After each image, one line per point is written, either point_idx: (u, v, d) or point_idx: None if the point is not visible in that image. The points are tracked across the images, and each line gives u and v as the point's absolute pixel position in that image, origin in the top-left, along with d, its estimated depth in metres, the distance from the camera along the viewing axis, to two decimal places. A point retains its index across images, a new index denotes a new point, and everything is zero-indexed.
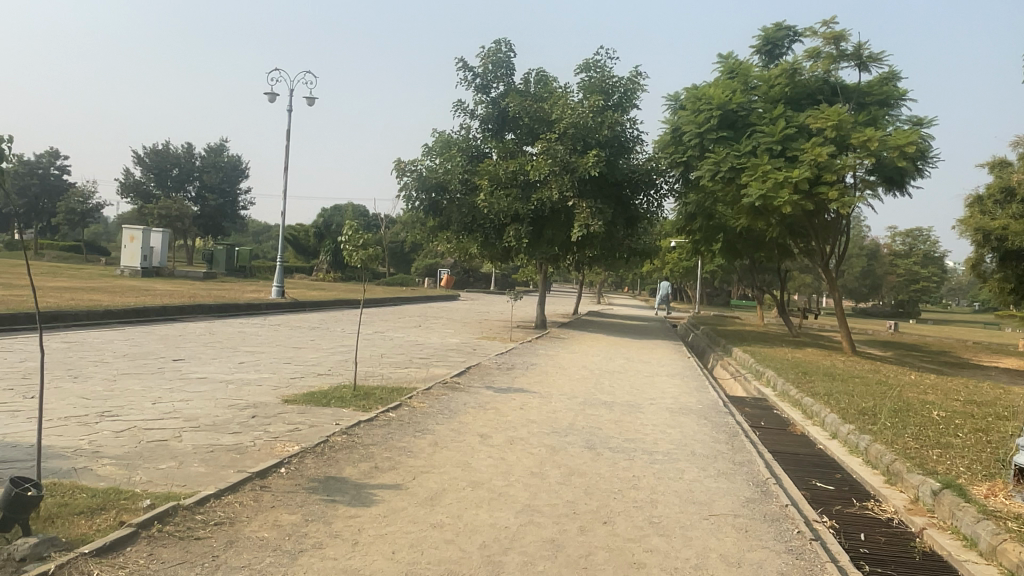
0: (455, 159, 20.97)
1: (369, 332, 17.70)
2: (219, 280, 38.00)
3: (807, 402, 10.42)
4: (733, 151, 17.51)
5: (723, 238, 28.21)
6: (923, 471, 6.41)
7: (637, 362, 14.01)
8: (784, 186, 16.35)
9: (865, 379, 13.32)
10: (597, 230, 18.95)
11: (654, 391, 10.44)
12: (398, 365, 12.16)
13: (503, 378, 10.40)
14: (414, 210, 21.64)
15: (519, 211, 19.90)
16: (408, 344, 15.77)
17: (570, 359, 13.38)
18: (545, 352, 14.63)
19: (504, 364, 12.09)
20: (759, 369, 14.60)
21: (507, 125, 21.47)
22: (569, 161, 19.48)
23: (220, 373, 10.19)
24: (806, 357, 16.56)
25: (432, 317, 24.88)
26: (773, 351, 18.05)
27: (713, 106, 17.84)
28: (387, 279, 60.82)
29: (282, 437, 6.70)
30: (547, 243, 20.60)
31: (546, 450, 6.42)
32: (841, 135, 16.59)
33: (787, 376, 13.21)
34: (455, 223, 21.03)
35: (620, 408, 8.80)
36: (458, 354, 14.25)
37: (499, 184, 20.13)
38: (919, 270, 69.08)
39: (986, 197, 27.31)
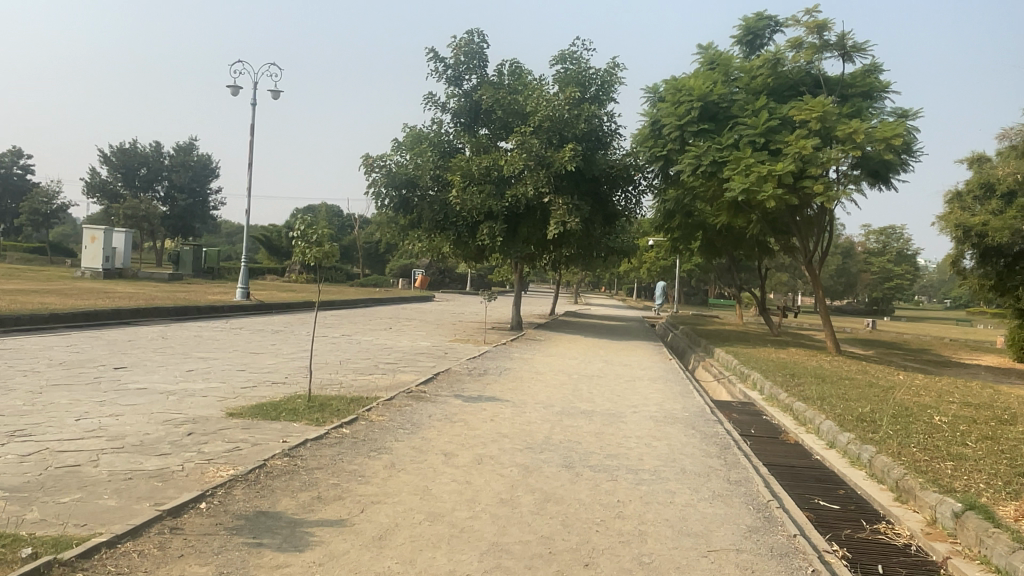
0: (426, 154, 20.15)
1: (335, 335, 16.83)
2: (185, 282, 36.81)
3: (799, 408, 9.76)
4: (715, 144, 16.87)
5: (702, 236, 27.65)
6: (939, 489, 5.74)
7: (617, 365, 13.30)
8: (768, 180, 15.76)
9: (855, 381, 12.73)
10: (574, 227, 18.25)
11: (636, 397, 9.72)
12: (362, 371, 11.31)
13: (474, 385, 9.61)
14: (384, 207, 20.77)
15: (493, 207, 19.12)
16: (376, 348, 14.92)
17: (547, 363, 12.63)
18: (521, 355, 13.87)
19: (476, 369, 11.31)
20: (744, 372, 13.95)
21: (480, 119, 20.69)
22: (545, 156, 18.75)
23: (163, 383, 9.29)
24: (792, 358, 15.96)
25: (404, 319, 24.02)
26: (756, 352, 17.45)
27: (693, 98, 17.21)
28: (361, 280, 59.76)
29: (217, 459, 5.86)
30: (522, 242, 19.84)
31: (519, 471, 5.66)
32: (826, 127, 16.05)
33: (775, 379, 12.57)
34: (426, 221, 20.20)
35: (601, 418, 8.06)
36: (428, 358, 13.44)
37: (472, 179, 19.35)
38: (892, 269, 69.47)
39: (965, 193, 27.03)
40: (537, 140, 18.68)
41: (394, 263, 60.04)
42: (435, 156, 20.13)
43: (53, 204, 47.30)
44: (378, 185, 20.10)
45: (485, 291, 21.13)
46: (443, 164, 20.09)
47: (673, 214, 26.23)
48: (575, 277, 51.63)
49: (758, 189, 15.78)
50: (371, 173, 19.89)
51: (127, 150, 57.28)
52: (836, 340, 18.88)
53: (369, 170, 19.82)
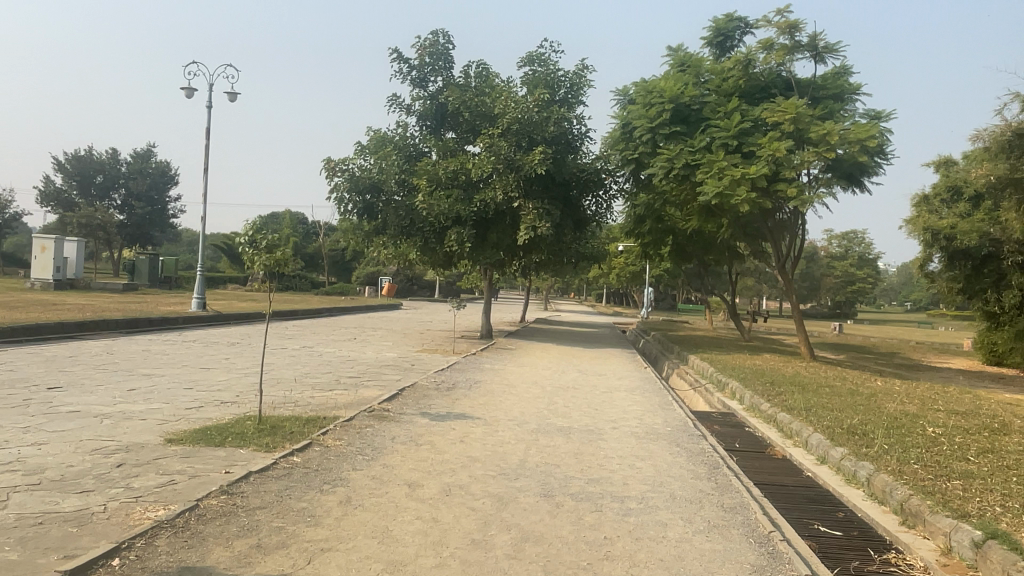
0: (390, 158, 19.44)
1: (296, 347, 16.05)
2: (142, 292, 35.53)
3: (784, 419, 9.26)
4: (687, 147, 16.41)
5: (673, 241, 27.29)
6: (952, 514, 5.24)
7: (591, 375, 12.75)
8: (742, 183, 15.36)
9: (836, 388, 12.31)
10: (544, 232, 17.68)
11: (614, 411, 9.17)
12: (322, 387, 10.59)
13: (442, 401, 8.97)
14: (347, 213, 19.99)
15: (461, 213, 18.45)
16: (339, 360, 14.17)
17: (518, 375, 12.02)
18: (491, 366, 13.24)
19: (444, 383, 10.65)
20: (722, 380, 13.48)
21: (446, 122, 20.04)
22: (513, 159, 18.16)
23: (101, 405, 8.49)
24: (768, 365, 15.54)
25: (369, 328, 23.24)
26: (731, 358, 17.05)
27: (665, 99, 16.74)
28: (326, 289, 58.64)
29: (150, 497, 5.15)
30: (491, 248, 19.21)
31: (492, 503, 5.05)
32: (799, 129, 15.71)
33: (754, 388, 12.09)
34: (391, 227, 19.46)
35: (578, 436, 7.47)
36: (394, 371, 12.75)
37: (438, 183, 18.68)
38: (855, 273, 70.38)
39: (932, 197, 27.27)
40: (505, 143, 18.08)
41: (359, 270, 59.00)
42: (400, 160, 19.43)
43: (3, 213, 45.58)
44: (341, 190, 19.32)
45: (452, 298, 20.48)
46: (408, 168, 19.40)
47: (644, 219, 25.83)
48: (543, 283, 51.19)
49: (731, 193, 15.35)
50: (333, 177, 19.10)
51: (82, 156, 55.48)
52: (811, 346, 18.56)
53: (331, 174, 19.03)
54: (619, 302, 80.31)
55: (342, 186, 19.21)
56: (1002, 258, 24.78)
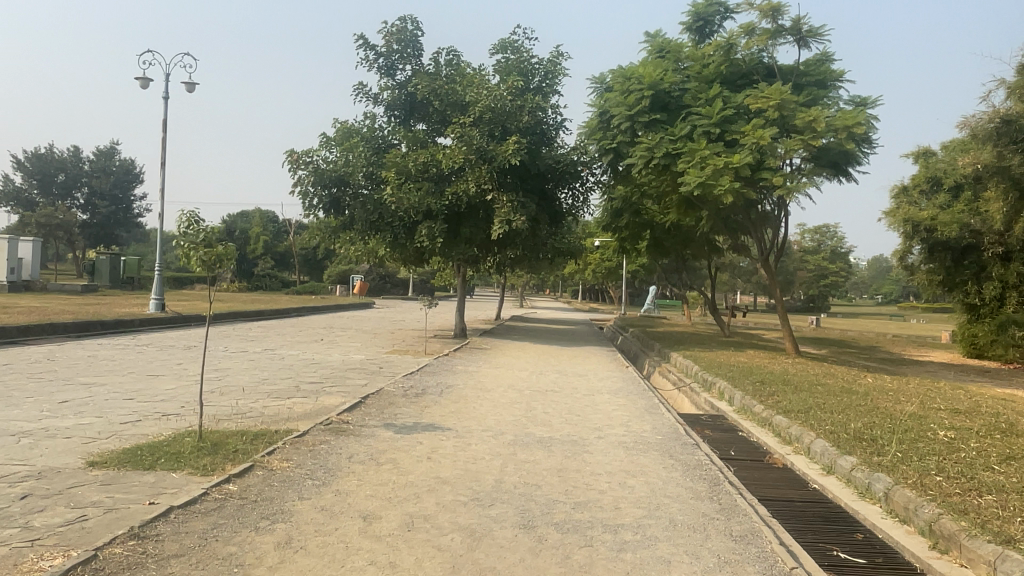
0: (357, 150, 18.50)
1: (258, 351, 15.10)
2: (102, 294, 34.17)
3: (781, 423, 8.57)
4: (668, 135, 15.66)
5: (650, 235, 26.62)
6: (994, 538, 4.55)
7: (571, 377, 12.00)
8: (726, 173, 14.69)
9: (829, 387, 11.67)
10: (520, 226, 16.88)
11: (599, 417, 8.40)
12: (279, 395, 9.69)
13: (410, 410, 8.13)
14: (312, 208, 19.00)
15: (432, 206, 17.59)
16: (302, 364, 13.26)
17: (494, 378, 11.23)
18: (464, 367, 12.42)
19: (413, 387, 9.80)
20: (707, 379, 12.81)
21: (416, 113, 19.15)
22: (486, 149, 17.32)
23: (23, 421, 7.52)
24: (755, 363, 14.89)
25: (338, 329, 22.30)
26: (714, 355, 16.43)
27: (644, 86, 15.98)
28: (298, 288, 57.39)
29: (49, 541, 4.26)
30: (464, 243, 18.37)
31: (462, 539, 4.24)
32: (783, 116, 15.09)
33: (743, 387, 11.42)
34: (359, 223, 18.52)
35: (560, 448, 6.70)
36: (360, 375, 11.87)
37: (408, 176, 17.80)
38: (828, 267, 70.56)
39: (912, 188, 26.93)
40: (477, 133, 17.24)
41: (330, 269, 57.76)
42: (368, 152, 18.50)
43: None
44: (305, 184, 18.31)
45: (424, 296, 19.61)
46: (377, 161, 18.48)
47: (621, 213, 25.14)
48: (518, 280, 50.41)
49: (715, 183, 14.67)
50: (296, 171, 18.10)
51: (42, 154, 53.62)
52: (795, 341, 17.97)
53: (294, 167, 18.02)
54: (595, 298, 79.79)
55: (307, 180, 18.21)
56: (982, 250, 24.55)
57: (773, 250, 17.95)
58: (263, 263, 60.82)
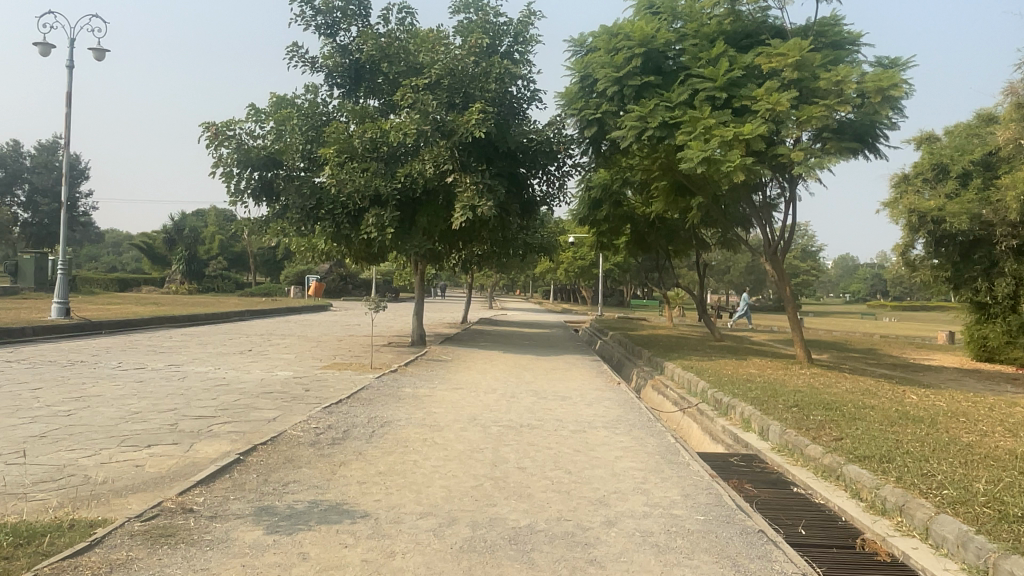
0: (291, 124, 15.46)
1: (161, 367, 12.11)
2: (22, 297, 30.56)
3: (866, 483, 5.83)
4: (663, 101, 12.92)
5: (632, 229, 23.97)
6: None
7: (552, 402, 9.26)
8: (736, 145, 12.08)
9: (886, 412, 9.02)
10: (486, 213, 14.07)
11: (599, 477, 5.66)
12: (138, 441, 6.74)
13: (314, 474, 5.27)
14: (239, 194, 15.94)
15: (381, 190, 14.67)
16: (207, 386, 10.30)
17: (450, 406, 8.45)
18: (412, 390, 9.55)
19: (335, 424, 6.93)
20: (722, 401, 10.10)
21: (363, 83, 16.22)
22: (445, 122, 14.46)
23: None
24: (774, 377, 12.24)
25: (276, 336, 19.29)
26: (715, 366, 13.83)
27: (633, 43, 13.21)
28: (252, 289, 53.95)
29: None
30: (419, 234, 15.40)
31: None
32: (801, 79, 12.54)
33: (778, 414, 8.72)
34: (291, 212, 15.45)
35: (551, 556, 3.93)
36: (274, 404, 8.92)
37: (351, 155, 14.89)
38: (800, 265, 68.60)
39: (913, 175, 24.65)
40: (433, 103, 14.38)
41: (287, 270, 54.35)
42: (304, 127, 15.51)
43: None
44: (229, 164, 15.24)
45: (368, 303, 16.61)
46: (315, 137, 15.53)
47: (599, 203, 22.36)
48: (485, 279, 47.54)
49: (722, 158, 12.02)
50: (217, 148, 15.03)
51: None
52: (807, 347, 15.34)
53: (212, 144, 14.94)
54: (565, 298, 77.22)
55: (231, 159, 15.15)
56: (994, 242, 22.32)
57: (784, 241, 15.29)
58: (215, 263, 57.10)
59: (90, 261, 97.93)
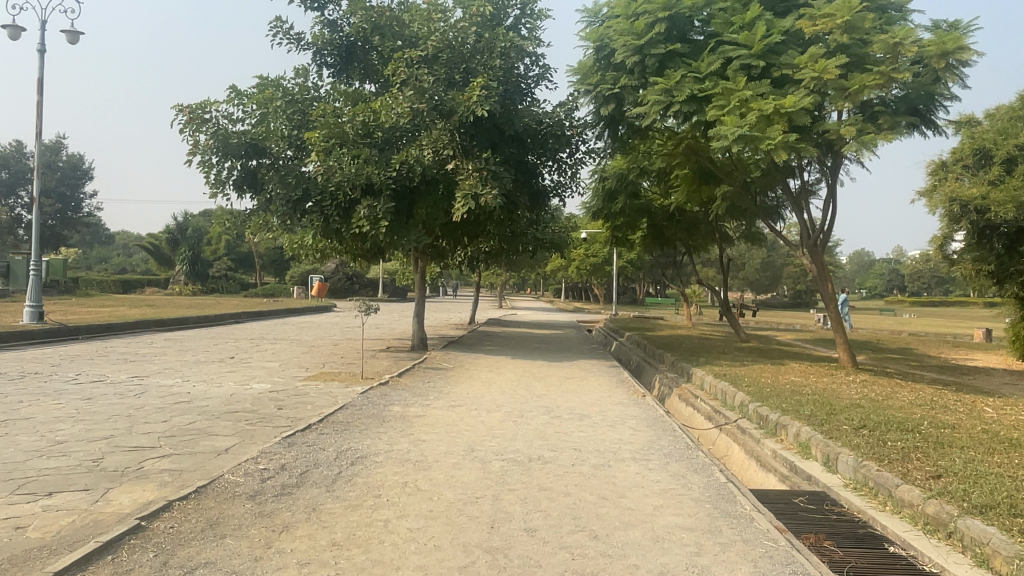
0: (274, 107, 13.94)
1: (123, 380, 10.65)
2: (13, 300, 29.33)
3: (1001, 549, 4.25)
4: (691, 72, 11.33)
5: (649, 223, 22.35)
6: None
7: (568, 423, 7.73)
8: (777, 120, 10.52)
9: (975, 434, 7.41)
10: (490, 202, 12.53)
11: (637, 545, 4.13)
12: (39, 487, 5.24)
13: (240, 551, 3.76)
14: (221, 185, 14.48)
15: (373, 178, 13.15)
16: (163, 403, 8.80)
17: (444, 432, 6.94)
18: (401, 409, 8.01)
19: (292, 461, 5.41)
20: (770, 418, 8.51)
21: (355, 62, 14.72)
22: (444, 101, 12.95)
23: None
24: (823, 388, 10.64)
25: (266, 341, 17.83)
26: (751, 372, 12.23)
27: (656, 6, 11.61)
28: (258, 290, 52.71)
29: None
30: (416, 227, 13.85)
31: None
32: (849, 45, 10.95)
33: (844, 438, 7.14)
34: (273, 204, 13.92)
35: None
36: (234, 429, 7.42)
37: (341, 140, 13.41)
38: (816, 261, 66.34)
39: (952, 162, 22.95)
40: (431, 80, 12.88)
41: (291, 270, 52.96)
42: (289, 110, 14.00)
43: None
44: (206, 152, 13.76)
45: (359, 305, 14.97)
46: (303, 121, 14.05)
47: (614, 195, 20.82)
48: (493, 277, 45.97)
49: (760, 135, 10.45)
50: (192, 133, 13.49)
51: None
52: (852, 351, 13.70)
53: (186, 129, 13.43)
54: (577, 297, 75.60)
55: (207, 146, 13.62)
56: None
57: (824, 231, 13.65)
58: (220, 263, 55.93)
59: (98, 263, 97.18)
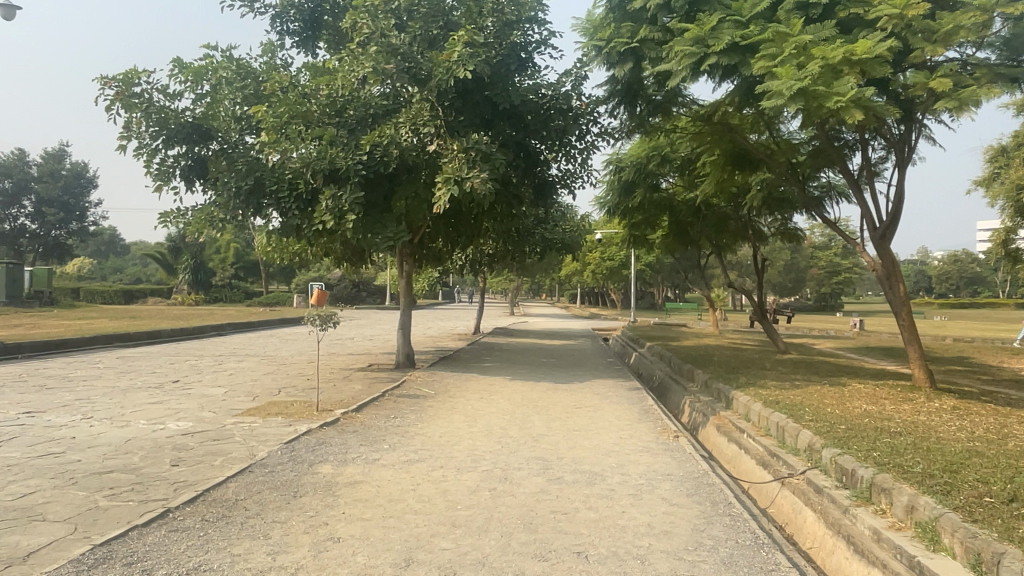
0: (224, 80, 11.63)
1: (9, 417, 8.37)
2: None
3: None
4: (730, 16, 8.88)
5: (672, 219, 19.84)
6: None
7: (570, 492, 5.29)
8: (846, 72, 8.11)
9: None
10: (478, 187, 10.11)
11: None
12: None
13: None
14: (166, 176, 12.22)
15: (337, 161, 10.77)
16: (20, 456, 6.46)
17: (377, 517, 4.52)
18: (334, 470, 5.62)
19: None
20: (860, 476, 6.03)
21: (322, 26, 12.46)
22: (422, 66, 10.62)
23: None
24: (912, 423, 8.09)
25: (235, 358, 15.51)
26: (808, 397, 9.70)
27: None
28: (262, 298, 50.69)
29: None
30: (394, 222, 11.41)
31: None
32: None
33: (997, 523, 4.64)
34: (220, 196, 11.57)
35: None
36: (80, 508, 5.04)
37: (301, 118, 11.10)
38: (841, 262, 62.98)
39: (1015, 147, 20.19)
40: (403, 38, 10.52)
41: (295, 277, 50.84)
42: (243, 84, 11.70)
43: None
44: (141, 136, 11.47)
45: (316, 319, 9.73)
46: (258, 97, 11.78)
47: (632, 188, 18.37)
48: (503, 281, 43.50)
49: (825, 90, 8.02)
50: (125, 113, 11.13)
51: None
52: (927, 368, 11.08)
53: (115, 107, 11.16)
54: (594, 302, 73.02)
55: (139, 127, 11.30)
56: None
57: (893, 220, 11.06)
58: (223, 271, 54.06)
59: (112, 272, 95.96)
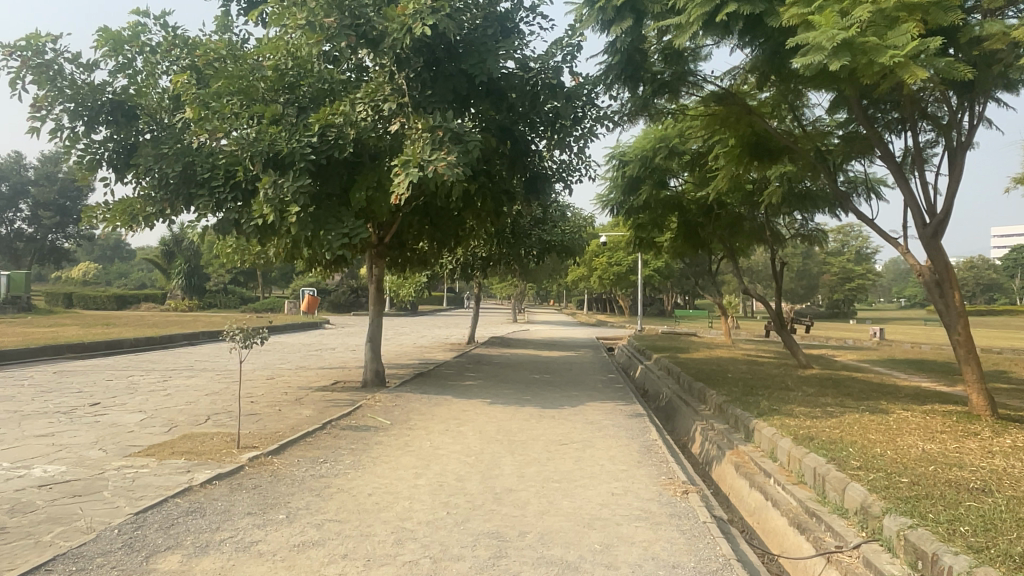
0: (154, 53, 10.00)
1: None
2: None
3: None
4: None
5: (683, 221, 17.99)
6: None
7: None
8: (904, 19, 6.31)
9: None
10: (443, 172, 8.31)
11: None
12: None
13: None
14: (91, 165, 10.52)
15: (279, 142, 9.01)
16: None
17: None
18: (182, 562, 3.85)
19: None
20: (949, 565, 4.19)
21: None
22: (379, 28, 8.91)
23: None
24: (993, 471, 6.20)
25: (186, 373, 13.78)
26: (847, 432, 7.84)
27: None
28: (256, 305, 49.13)
29: None
30: (350, 218, 9.60)
31: None
32: None
33: None
34: (146, 184, 9.84)
35: None
36: None
37: (239, 94, 9.40)
38: (853, 268, 60.56)
39: None
40: None
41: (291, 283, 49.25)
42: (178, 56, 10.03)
43: None
44: (54, 116, 9.77)
45: (238, 335, 7.48)
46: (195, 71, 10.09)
47: (637, 185, 16.57)
48: (505, 287, 41.85)
49: (878, 41, 6.23)
50: (34, 89, 9.43)
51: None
52: (988, 394, 9.16)
53: (21, 83, 9.47)
54: (601, 309, 71.03)
55: (50, 105, 9.61)
56: None
57: (947, 215, 9.19)
58: (218, 276, 52.57)
59: (115, 276, 94.89)
